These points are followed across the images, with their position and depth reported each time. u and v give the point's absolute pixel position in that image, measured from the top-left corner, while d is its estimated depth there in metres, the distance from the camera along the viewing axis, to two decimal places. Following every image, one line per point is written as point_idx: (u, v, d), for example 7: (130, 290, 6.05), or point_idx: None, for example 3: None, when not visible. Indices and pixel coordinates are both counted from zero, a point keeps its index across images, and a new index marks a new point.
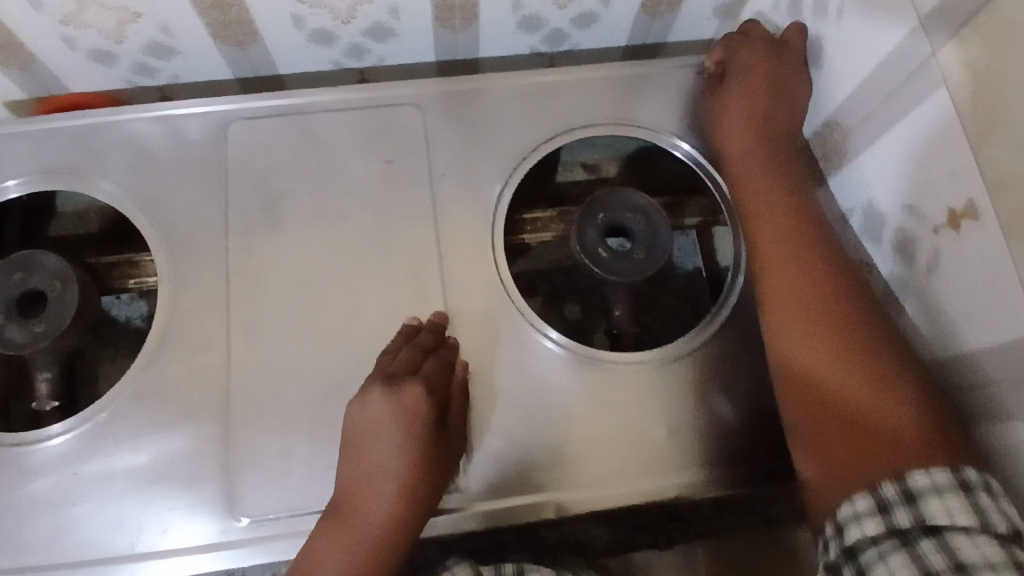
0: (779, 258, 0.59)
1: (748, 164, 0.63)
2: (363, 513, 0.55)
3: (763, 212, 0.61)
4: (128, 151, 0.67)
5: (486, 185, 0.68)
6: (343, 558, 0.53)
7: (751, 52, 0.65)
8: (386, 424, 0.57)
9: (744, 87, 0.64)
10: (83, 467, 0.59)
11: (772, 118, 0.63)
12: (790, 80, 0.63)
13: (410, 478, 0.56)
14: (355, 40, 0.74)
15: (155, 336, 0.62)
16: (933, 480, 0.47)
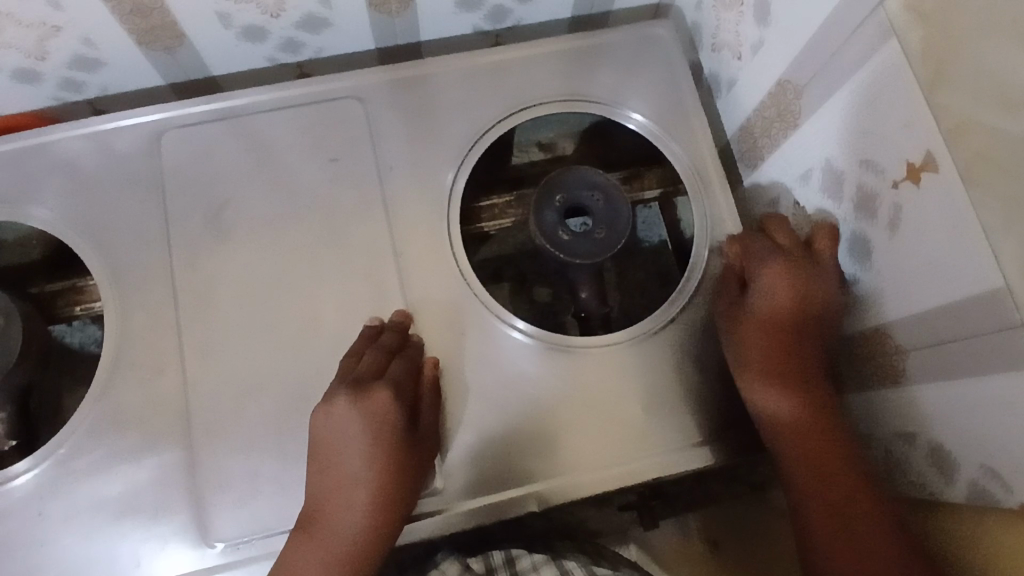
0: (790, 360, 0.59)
1: (774, 306, 0.60)
2: (334, 524, 0.54)
3: (782, 311, 0.60)
4: (61, 174, 0.64)
5: (437, 175, 0.66)
6: (317, 573, 0.52)
7: (780, 270, 0.60)
8: (353, 432, 0.55)
9: (778, 269, 0.60)
10: (48, 506, 0.57)
11: (809, 300, 0.59)
12: (823, 277, 0.59)
13: (380, 486, 0.54)
14: (288, 34, 0.71)
15: (106, 364, 0.60)
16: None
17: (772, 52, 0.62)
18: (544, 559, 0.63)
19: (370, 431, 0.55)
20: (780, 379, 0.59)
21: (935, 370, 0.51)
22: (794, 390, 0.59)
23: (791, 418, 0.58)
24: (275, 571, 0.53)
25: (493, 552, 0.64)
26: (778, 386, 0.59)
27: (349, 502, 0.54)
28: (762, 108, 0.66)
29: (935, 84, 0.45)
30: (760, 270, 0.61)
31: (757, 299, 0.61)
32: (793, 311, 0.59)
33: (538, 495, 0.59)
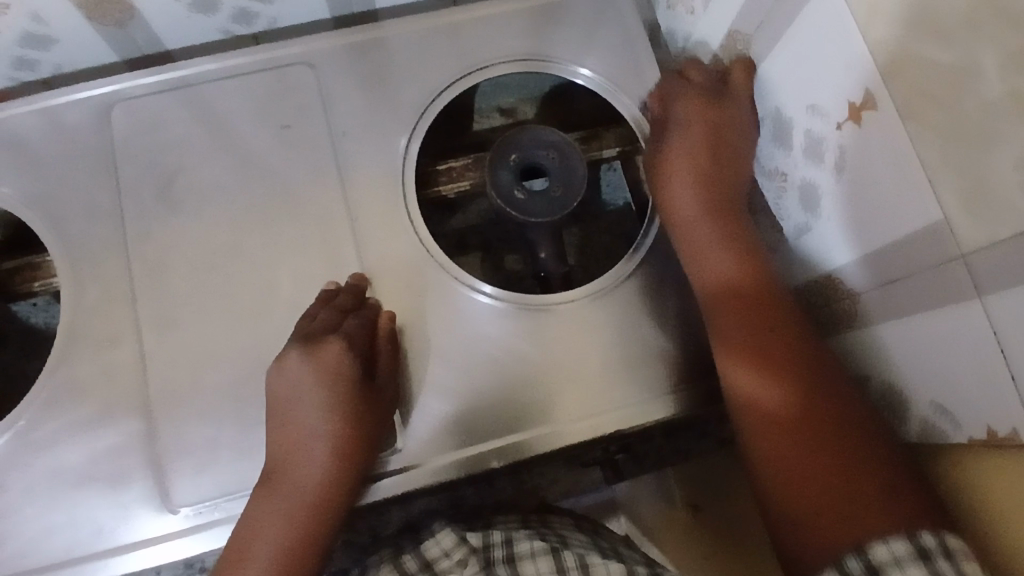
0: (760, 361, 0.55)
1: (682, 188, 0.61)
2: (295, 477, 0.55)
3: (729, 300, 0.57)
4: (10, 150, 0.64)
5: (392, 139, 0.66)
6: (279, 526, 0.53)
7: (695, 104, 0.63)
8: (307, 386, 0.56)
9: (684, 138, 0.62)
10: (7, 479, 0.57)
11: (723, 186, 0.61)
12: (736, 147, 0.62)
13: (338, 437, 0.55)
14: (239, 4, 0.70)
15: (62, 335, 0.59)
16: (894, 551, 0.44)
17: (721, 5, 0.62)
18: (541, 545, 0.61)
19: (322, 385, 0.56)
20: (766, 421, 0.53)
21: (887, 309, 0.51)
22: (784, 432, 0.52)
23: (776, 443, 0.52)
24: (239, 529, 0.54)
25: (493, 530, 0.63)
26: (752, 423, 0.54)
27: (305, 457, 0.55)
28: (715, 61, 0.66)
29: (872, 23, 0.45)
30: (671, 144, 0.63)
31: (673, 167, 0.62)
32: (707, 201, 0.60)
33: (501, 452, 0.60)
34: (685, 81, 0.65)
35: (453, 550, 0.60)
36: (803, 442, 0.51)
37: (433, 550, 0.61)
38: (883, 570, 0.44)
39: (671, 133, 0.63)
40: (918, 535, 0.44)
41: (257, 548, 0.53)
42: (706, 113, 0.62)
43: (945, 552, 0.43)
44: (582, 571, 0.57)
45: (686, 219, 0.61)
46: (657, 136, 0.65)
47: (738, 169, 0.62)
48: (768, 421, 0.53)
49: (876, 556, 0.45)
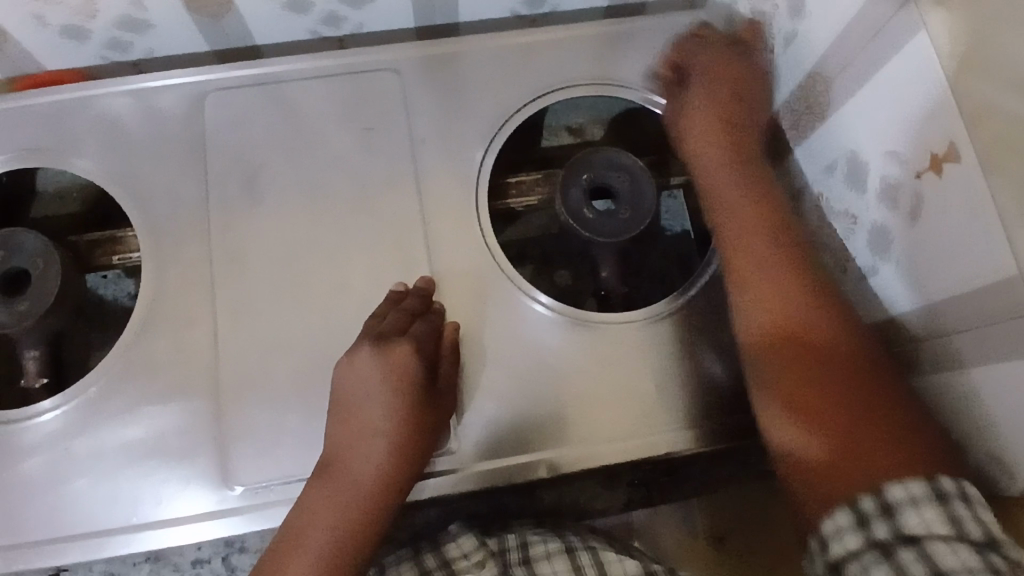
0: (775, 281, 0.58)
1: (705, 145, 0.65)
2: (353, 469, 0.55)
3: (755, 250, 0.60)
4: (104, 127, 0.66)
5: (468, 150, 0.68)
6: (334, 516, 0.54)
7: (718, 65, 0.67)
8: (375, 383, 0.57)
9: (709, 93, 0.66)
10: (75, 444, 0.59)
11: (742, 140, 0.65)
12: (750, 99, 0.67)
13: (400, 436, 0.56)
14: (330, 7, 0.73)
15: (141, 309, 0.62)
16: (909, 491, 0.45)
17: (803, 46, 0.63)
18: (556, 548, 0.64)
19: (389, 384, 0.57)
20: (778, 380, 0.55)
21: (952, 357, 0.52)
22: (789, 386, 0.54)
23: (787, 405, 0.54)
24: (293, 517, 0.55)
25: (507, 535, 0.67)
26: (772, 377, 0.55)
27: (364, 450, 0.56)
28: (790, 99, 0.67)
29: (962, 77, 0.46)
30: (689, 97, 0.68)
31: (710, 173, 0.65)
32: (735, 164, 0.64)
33: (549, 463, 0.61)
34: (699, 40, 0.70)
35: (473, 551, 0.63)
36: (803, 401, 0.53)
37: (453, 551, 0.64)
38: (898, 509, 0.45)
39: (689, 86, 0.68)
40: (937, 479, 0.45)
41: (310, 537, 0.53)
42: (731, 75, 0.67)
43: (964, 496, 0.44)
44: (598, 569, 0.62)
45: (719, 201, 0.63)
46: (677, 94, 0.69)
47: (751, 134, 0.66)
48: (784, 380, 0.54)
49: (892, 496, 0.46)
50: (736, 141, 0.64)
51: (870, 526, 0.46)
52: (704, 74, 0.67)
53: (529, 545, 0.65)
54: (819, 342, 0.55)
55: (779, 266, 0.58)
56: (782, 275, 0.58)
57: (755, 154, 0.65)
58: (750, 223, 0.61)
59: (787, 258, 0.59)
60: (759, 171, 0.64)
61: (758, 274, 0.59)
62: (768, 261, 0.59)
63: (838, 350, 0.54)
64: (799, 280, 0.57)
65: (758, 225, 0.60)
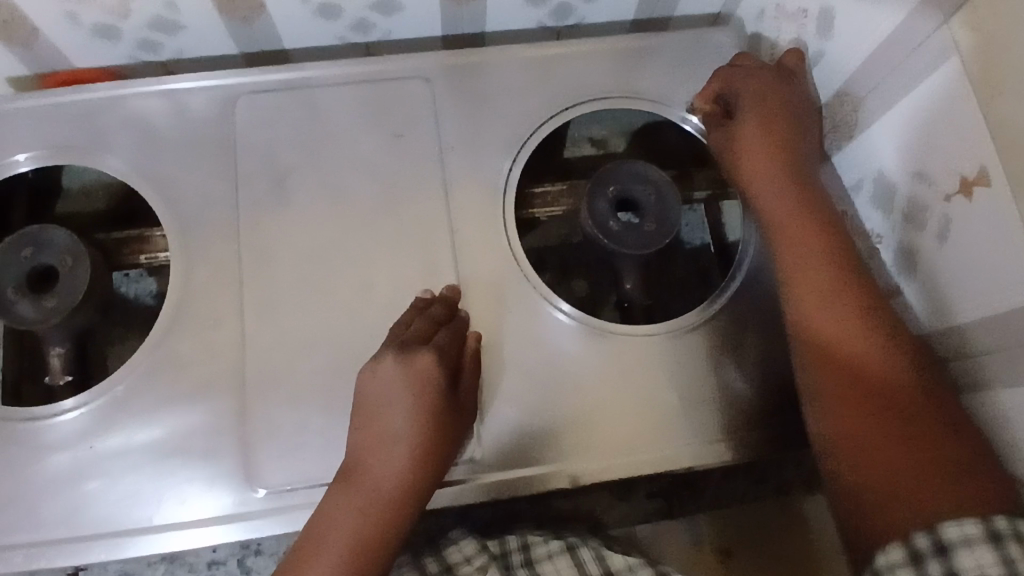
0: (828, 297, 0.56)
1: (753, 161, 0.63)
2: (374, 475, 0.56)
3: (806, 267, 0.57)
4: (134, 127, 0.67)
5: (495, 160, 0.68)
6: (352, 521, 0.54)
7: (757, 84, 0.64)
8: (398, 389, 0.57)
9: (757, 107, 0.63)
10: (100, 441, 0.60)
11: (790, 155, 0.62)
12: (797, 112, 0.63)
13: (421, 444, 0.57)
14: (360, 14, 0.74)
15: (168, 308, 0.62)
16: (964, 531, 0.45)
17: (831, 66, 0.64)
18: (558, 548, 0.64)
19: (412, 391, 0.57)
20: (836, 402, 0.54)
21: (979, 379, 0.52)
22: (848, 411, 0.53)
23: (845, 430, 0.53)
24: (312, 524, 0.55)
25: (507, 536, 0.66)
26: (828, 400, 0.54)
27: (384, 457, 0.56)
28: None
29: (994, 103, 0.47)
30: (738, 117, 0.65)
31: (754, 184, 0.62)
32: (784, 177, 0.61)
33: (570, 475, 0.61)
34: (739, 65, 0.67)
35: (475, 555, 0.62)
36: (862, 425, 0.52)
37: (454, 555, 0.63)
38: (952, 549, 0.45)
39: (737, 112, 0.65)
40: (992, 519, 0.45)
41: (329, 545, 0.53)
42: (774, 92, 0.64)
43: (1018, 536, 0.44)
44: (600, 569, 0.62)
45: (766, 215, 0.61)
46: (722, 121, 0.67)
47: (803, 146, 0.63)
48: (840, 406, 0.54)
49: (946, 535, 0.45)
50: (790, 156, 0.62)
51: (923, 564, 0.45)
52: (752, 99, 0.64)
53: (529, 546, 0.65)
54: (875, 368, 0.53)
55: (838, 290, 0.56)
56: (841, 299, 0.56)
57: (806, 160, 0.62)
58: (806, 242, 0.58)
59: (845, 276, 0.56)
60: (813, 185, 0.61)
61: (809, 290, 0.57)
62: (825, 283, 0.56)
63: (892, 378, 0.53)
64: (860, 301, 0.55)
65: (810, 238, 0.58)
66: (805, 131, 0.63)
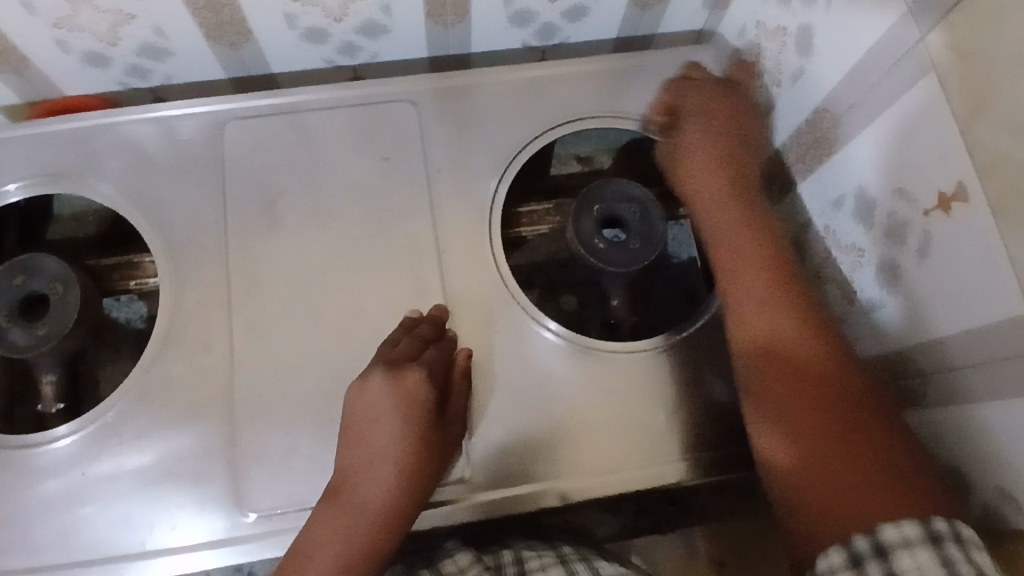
0: (770, 305, 0.59)
1: (703, 179, 0.66)
2: (360, 496, 0.55)
3: (747, 278, 0.61)
4: (125, 154, 0.68)
5: (482, 180, 0.69)
6: (339, 543, 0.54)
7: (705, 100, 0.69)
8: (386, 409, 0.57)
9: (704, 124, 0.68)
10: (92, 467, 0.60)
11: (734, 170, 0.66)
12: (742, 132, 0.68)
13: (407, 464, 0.57)
14: (348, 38, 0.75)
15: (159, 334, 0.63)
16: (903, 532, 0.46)
17: (812, 83, 0.65)
18: (552, 560, 0.63)
19: (400, 412, 0.57)
20: (773, 401, 0.57)
21: (961, 393, 0.53)
22: (792, 411, 0.55)
23: (788, 432, 0.55)
24: (299, 539, 0.55)
25: (501, 550, 0.66)
26: (771, 403, 0.57)
27: (372, 473, 0.56)
28: (798, 134, 0.69)
29: (971, 121, 0.48)
30: (685, 130, 0.69)
31: (705, 199, 0.66)
32: (728, 190, 0.65)
33: (560, 493, 0.61)
34: (688, 83, 0.71)
35: (469, 565, 0.62)
36: (798, 423, 0.55)
37: (449, 565, 0.63)
38: (891, 551, 0.46)
39: (683, 128, 0.69)
40: (930, 521, 0.46)
41: (316, 561, 0.53)
42: (721, 107, 0.68)
43: (955, 537, 0.45)
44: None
45: (716, 230, 0.65)
46: (671, 136, 0.71)
47: (746, 164, 0.67)
48: (784, 410, 0.56)
49: (885, 537, 0.46)
50: (732, 173, 0.66)
51: (864, 567, 0.46)
52: (697, 114, 0.68)
53: (524, 560, 0.64)
54: (812, 371, 0.56)
55: (770, 294, 0.60)
56: (774, 303, 0.59)
57: (749, 174, 0.66)
58: (745, 254, 0.62)
59: (779, 284, 0.60)
60: (752, 199, 0.65)
61: (752, 295, 0.60)
62: (758, 289, 0.60)
63: (834, 381, 0.55)
64: (789, 304, 0.59)
65: (753, 251, 0.62)
66: (749, 149, 0.68)
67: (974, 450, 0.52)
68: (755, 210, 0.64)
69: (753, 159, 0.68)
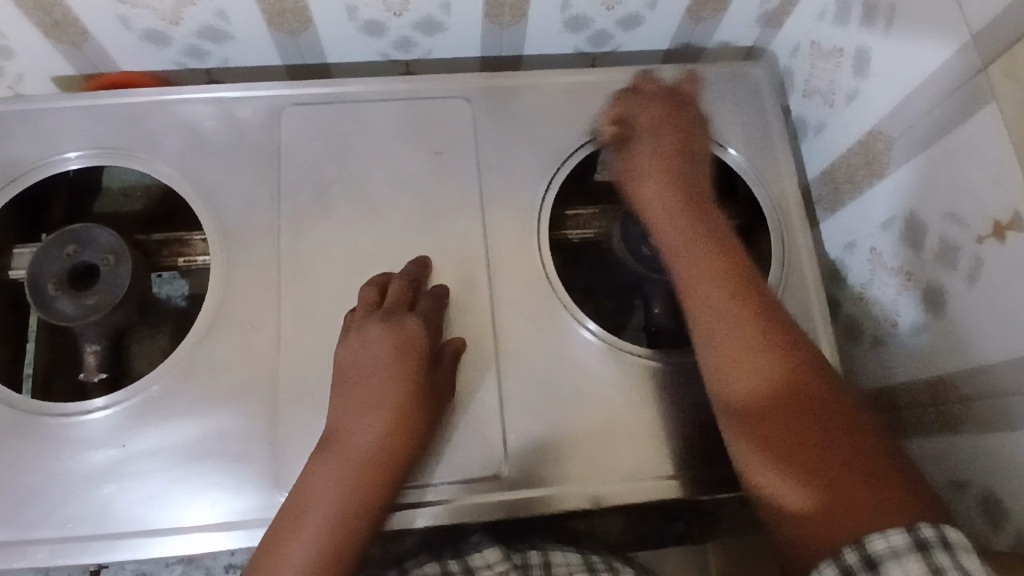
0: (726, 296, 0.58)
1: (653, 186, 0.63)
2: (352, 443, 0.56)
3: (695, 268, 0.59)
4: (181, 132, 0.69)
5: (532, 181, 0.69)
6: (334, 490, 0.54)
7: (654, 112, 0.66)
8: (380, 354, 0.59)
9: (654, 140, 0.64)
10: (132, 440, 0.61)
11: (685, 182, 0.63)
12: (693, 141, 0.65)
13: (403, 409, 0.57)
14: (405, 32, 0.75)
15: (209, 312, 0.63)
16: (890, 542, 0.46)
17: (865, 105, 0.66)
18: (580, 567, 0.64)
19: (394, 357, 0.59)
20: (756, 427, 0.54)
21: (1005, 420, 0.53)
22: (778, 434, 0.53)
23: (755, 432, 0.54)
24: (290, 505, 0.54)
25: (529, 549, 0.66)
26: (752, 425, 0.55)
27: (362, 423, 0.57)
28: (847, 155, 0.69)
29: None
30: (637, 146, 0.65)
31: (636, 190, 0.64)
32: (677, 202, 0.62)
33: (593, 494, 0.61)
34: (636, 95, 0.68)
35: (497, 562, 0.62)
36: (783, 447, 0.53)
37: (475, 560, 0.63)
38: (881, 562, 0.45)
39: (635, 139, 0.65)
40: (917, 529, 0.46)
41: (314, 513, 0.53)
42: (671, 118, 0.65)
43: (944, 544, 0.45)
44: None
45: (652, 219, 0.63)
46: (618, 149, 0.67)
47: (697, 178, 0.64)
48: (769, 433, 0.54)
49: (873, 548, 0.46)
50: (689, 186, 0.63)
51: None
52: (648, 129, 0.65)
53: (550, 560, 0.65)
54: (801, 395, 0.54)
55: (756, 315, 0.57)
56: (761, 325, 0.56)
57: (698, 183, 0.64)
58: (729, 272, 0.59)
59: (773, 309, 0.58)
60: (708, 215, 0.62)
61: (719, 316, 0.57)
62: (746, 309, 0.57)
63: (822, 396, 0.54)
64: (771, 325, 0.57)
65: (705, 241, 0.60)
66: (700, 160, 0.65)
67: (1018, 477, 0.52)
68: (705, 222, 0.61)
69: (704, 171, 0.65)
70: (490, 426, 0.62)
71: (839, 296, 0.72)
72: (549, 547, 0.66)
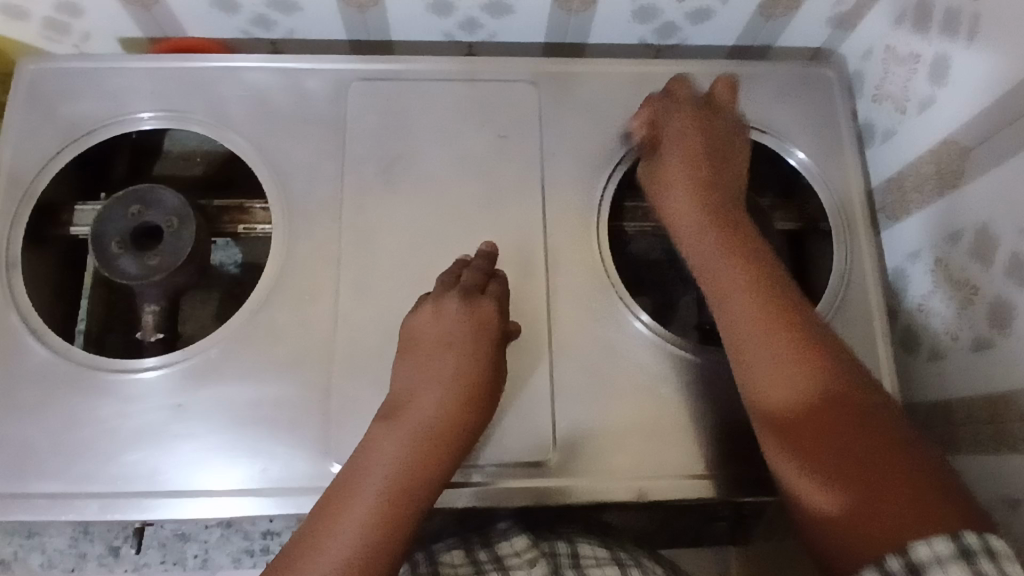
0: (758, 296, 0.56)
1: (682, 201, 0.62)
2: (416, 414, 0.56)
3: (720, 256, 0.59)
4: (248, 99, 0.69)
5: (594, 169, 0.69)
6: (393, 456, 0.54)
7: (686, 119, 0.65)
8: (455, 331, 0.59)
9: (681, 154, 0.63)
10: (187, 400, 0.62)
11: (719, 195, 0.61)
12: (727, 151, 0.64)
13: (468, 391, 0.58)
14: (472, 13, 0.75)
15: (269, 280, 0.64)
16: (934, 549, 0.43)
17: (941, 113, 0.64)
18: (608, 560, 0.63)
19: (467, 339, 0.59)
20: (795, 444, 0.52)
21: None
22: (816, 455, 0.51)
23: (789, 440, 0.53)
24: (346, 470, 0.55)
25: (558, 540, 0.65)
26: (789, 447, 0.52)
27: (432, 396, 0.57)
28: (917, 162, 0.68)
29: None
30: (665, 154, 0.64)
31: (673, 205, 0.63)
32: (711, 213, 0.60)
33: (639, 488, 0.61)
34: (670, 98, 0.67)
35: (525, 550, 0.62)
36: (823, 460, 0.50)
37: (505, 549, 0.63)
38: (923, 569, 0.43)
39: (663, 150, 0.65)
40: (960, 535, 0.43)
41: (370, 475, 0.54)
42: (701, 121, 0.64)
43: (988, 551, 0.42)
44: None
45: (684, 240, 0.61)
46: (649, 158, 0.66)
47: (736, 194, 0.62)
48: (806, 446, 0.51)
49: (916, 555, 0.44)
50: (720, 209, 0.61)
51: None
52: (677, 136, 0.64)
53: (578, 554, 0.63)
54: (839, 410, 0.51)
55: (785, 331, 0.55)
56: (792, 341, 0.54)
57: (732, 202, 0.62)
58: (750, 294, 0.56)
59: (808, 329, 0.55)
60: (747, 229, 0.60)
61: (746, 325, 0.56)
62: (772, 324, 0.55)
63: (863, 414, 0.51)
64: (805, 339, 0.54)
65: (730, 254, 0.58)
66: (734, 172, 0.63)
67: None
68: (739, 231, 0.60)
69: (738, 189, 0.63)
70: (541, 413, 0.62)
71: (897, 306, 0.71)
72: (578, 540, 0.65)
